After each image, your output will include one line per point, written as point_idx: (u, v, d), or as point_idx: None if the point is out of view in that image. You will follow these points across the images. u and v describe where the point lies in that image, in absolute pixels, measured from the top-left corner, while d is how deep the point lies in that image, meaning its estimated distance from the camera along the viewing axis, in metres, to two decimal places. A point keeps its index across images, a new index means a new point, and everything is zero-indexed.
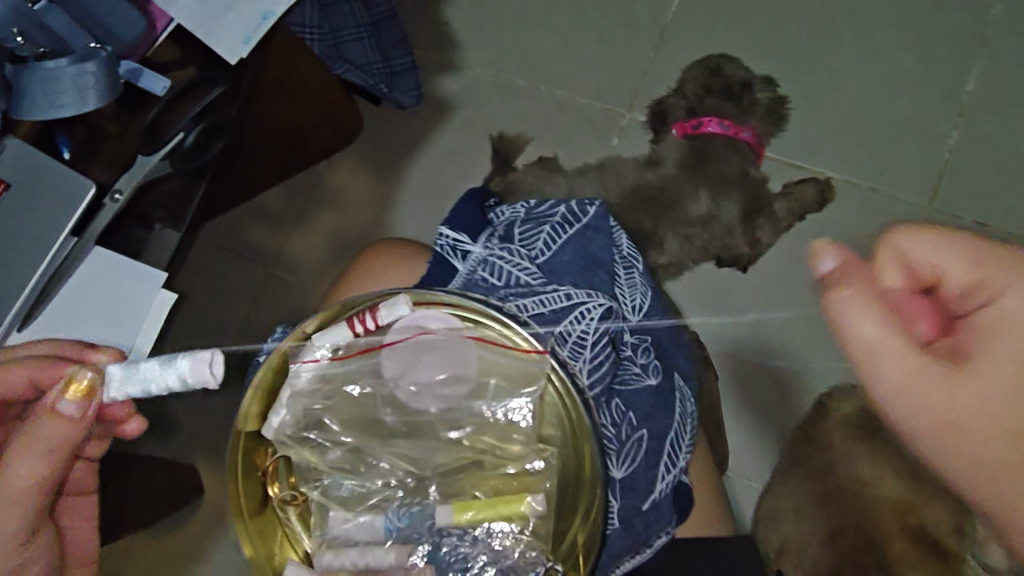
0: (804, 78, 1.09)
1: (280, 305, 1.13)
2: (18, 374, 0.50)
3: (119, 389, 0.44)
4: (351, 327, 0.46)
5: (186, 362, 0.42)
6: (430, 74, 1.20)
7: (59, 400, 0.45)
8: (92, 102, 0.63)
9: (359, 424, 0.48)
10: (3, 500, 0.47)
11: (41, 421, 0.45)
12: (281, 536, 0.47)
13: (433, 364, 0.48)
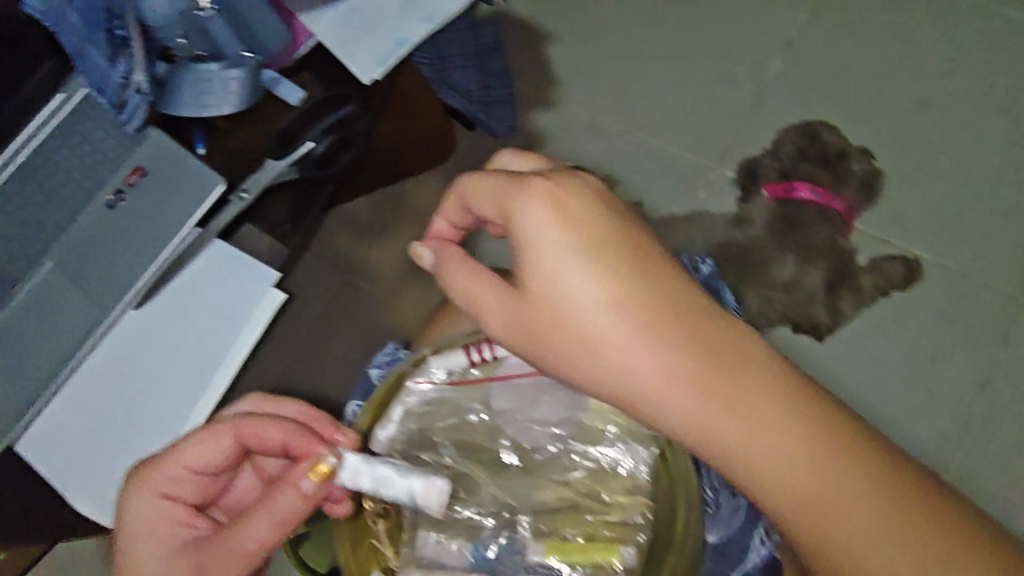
0: (902, 154, 1.08)
1: (354, 312, 1.17)
2: (272, 434, 0.54)
3: (349, 479, 0.51)
4: (471, 357, 0.60)
5: (421, 482, 0.51)
6: (525, 106, 1.23)
7: (303, 477, 0.50)
8: (233, 105, 0.68)
9: (469, 450, 0.59)
10: (223, 554, 0.52)
11: (284, 492, 0.50)
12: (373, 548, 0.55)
13: (528, 392, 0.60)
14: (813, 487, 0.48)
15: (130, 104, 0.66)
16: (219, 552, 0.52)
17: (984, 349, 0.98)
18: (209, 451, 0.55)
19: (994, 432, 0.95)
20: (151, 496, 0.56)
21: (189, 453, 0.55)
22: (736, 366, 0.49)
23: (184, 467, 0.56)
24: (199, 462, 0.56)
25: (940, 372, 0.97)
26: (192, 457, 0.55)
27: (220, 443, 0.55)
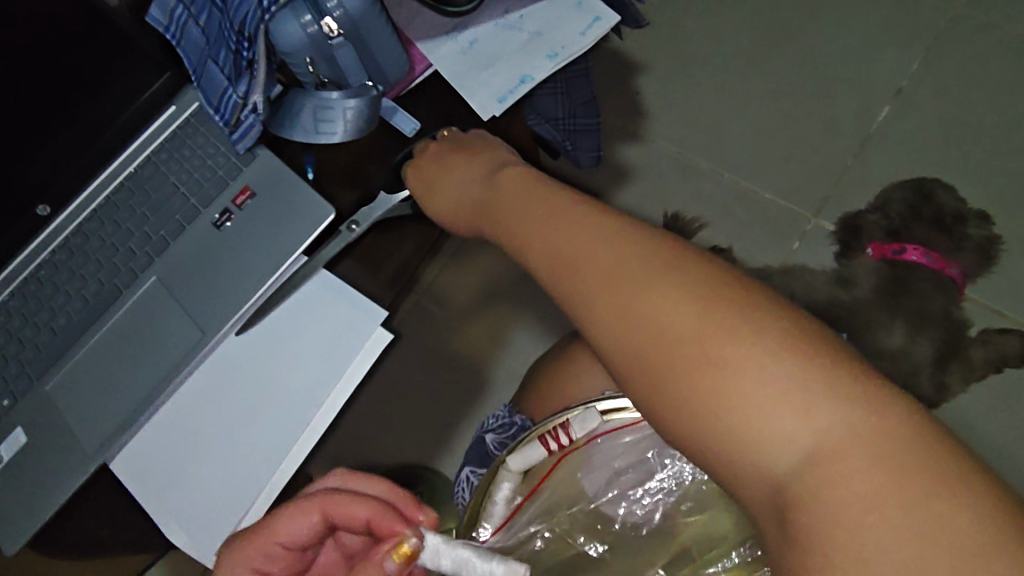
0: (1019, 220, 1.01)
1: (425, 336, 1.15)
2: (358, 511, 0.43)
3: (432, 561, 0.41)
4: (545, 444, 0.48)
5: (505, 565, 0.40)
6: (613, 138, 1.20)
7: (385, 558, 0.40)
8: (346, 135, 0.67)
9: (564, 559, 0.47)
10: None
11: (365, 573, 0.40)
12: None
13: (627, 476, 0.49)
14: (839, 478, 0.34)
15: (245, 122, 0.68)
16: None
17: None
18: (296, 530, 0.44)
19: None
20: (240, 573, 0.45)
21: (278, 527, 0.44)
22: (717, 329, 0.39)
23: (275, 544, 0.44)
24: (290, 538, 0.44)
25: None
26: (281, 532, 0.44)
27: (308, 518, 0.44)
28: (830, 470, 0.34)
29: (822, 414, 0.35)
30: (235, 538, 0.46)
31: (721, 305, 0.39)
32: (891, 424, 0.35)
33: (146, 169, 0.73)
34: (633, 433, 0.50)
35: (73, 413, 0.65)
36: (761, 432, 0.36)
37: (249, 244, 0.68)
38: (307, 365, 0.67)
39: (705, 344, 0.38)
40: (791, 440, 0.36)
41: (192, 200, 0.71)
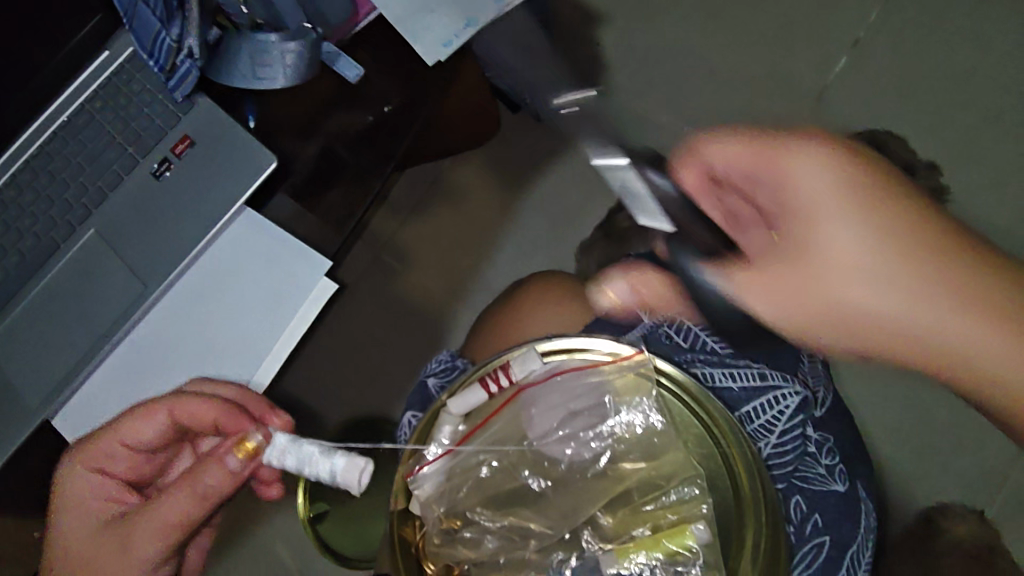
0: (968, 171, 1.03)
1: (386, 291, 1.15)
2: (203, 413, 0.52)
3: (278, 458, 0.48)
4: (485, 387, 0.46)
5: (342, 459, 0.47)
6: (573, 91, 1.18)
7: (229, 454, 0.49)
8: (287, 79, 0.65)
9: (503, 496, 0.48)
10: (153, 537, 0.49)
11: (212, 466, 0.49)
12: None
13: (572, 418, 0.48)
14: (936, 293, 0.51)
15: (181, 69, 0.64)
16: (144, 533, 0.49)
17: None
18: (144, 431, 0.53)
19: None
20: (82, 470, 0.53)
21: (124, 429, 0.53)
22: (814, 216, 0.54)
23: (119, 443, 0.54)
24: (132, 437, 0.53)
25: None
26: (125, 431, 0.53)
27: (153, 418, 0.53)
28: (918, 309, 0.51)
29: (892, 252, 0.51)
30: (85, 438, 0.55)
31: (823, 190, 0.53)
32: (931, 240, 0.52)
33: (79, 118, 0.68)
34: (584, 376, 0.48)
35: (13, 371, 0.64)
36: (846, 269, 0.52)
37: (189, 195, 0.67)
38: (246, 314, 0.67)
39: (786, 237, 0.55)
40: (883, 305, 0.52)
41: (129, 150, 0.69)
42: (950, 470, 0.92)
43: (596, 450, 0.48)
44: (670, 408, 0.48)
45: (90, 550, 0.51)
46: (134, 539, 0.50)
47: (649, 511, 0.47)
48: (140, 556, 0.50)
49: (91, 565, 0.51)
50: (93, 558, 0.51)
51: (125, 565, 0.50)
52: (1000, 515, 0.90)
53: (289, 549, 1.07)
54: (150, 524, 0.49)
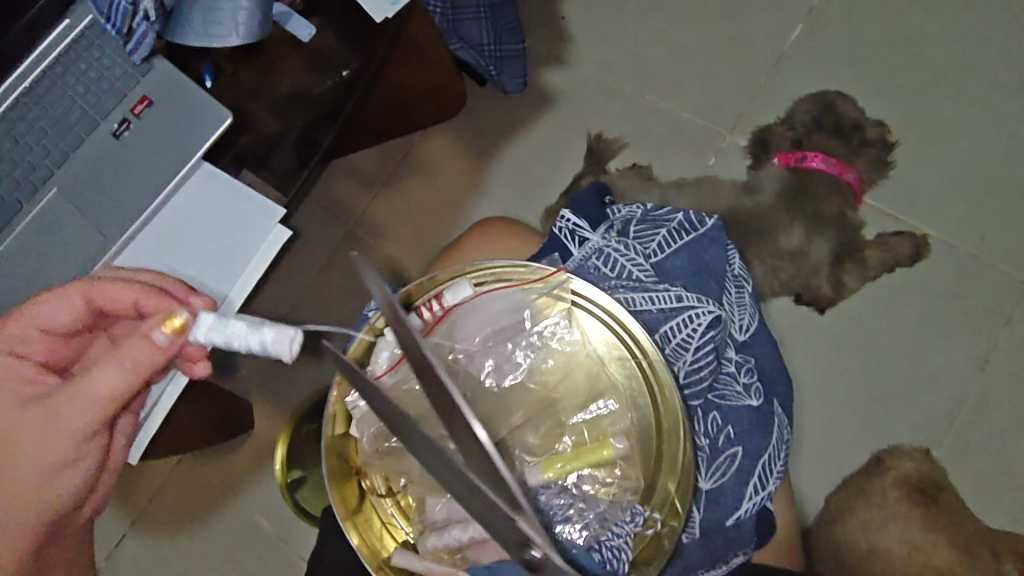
0: (916, 130, 1.06)
1: (355, 264, 1.15)
2: (124, 295, 0.54)
3: (207, 338, 0.47)
4: (420, 314, 0.49)
5: (271, 331, 0.45)
6: (537, 63, 1.19)
7: (155, 329, 0.47)
8: (239, 37, 0.67)
9: (436, 413, 0.50)
10: (78, 410, 0.49)
11: (135, 341, 0.47)
12: (381, 525, 0.50)
13: (497, 334, 0.50)
14: None
15: (139, 32, 0.66)
16: (66, 405, 0.49)
17: (985, 329, 0.98)
18: (64, 312, 0.54)
19: (990, 412, 0.95)
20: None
21: (42, 311, 0.53)
22: None
23: (36, 325, 0.54)
24: (53, 321, 0.54)
25: (939, 348, 0.98)
26: (45, 312, 0.53)
27: (74, 299, 0.54)
28: None
29: None
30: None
31: None
32: None
33: (42, 84, 0.67)
34: (509, 296, 0.49)
35: None
36: None
37: (148, 154, 0.69)
38: (205, 256, 0.71)
39: None
40: None
41: (90, 112, 0.69)
42: (898, 417, 0.96)
43: (521, 364, 0.50)
44: (580, 323, 0.49)
45: (8, 425, 0.50)
46: (59, 411, 0.49)
47: (572, 425, 0.49)
48: (64, 426, 0.49)
49: (11, 439, 0.50)
50: (13, 433, 0.50)
51: (48, 438, 0.49)
52: (945, 456, 0.94)
53: (266, 516, 1.09)
54: (72, 399, 0.49)
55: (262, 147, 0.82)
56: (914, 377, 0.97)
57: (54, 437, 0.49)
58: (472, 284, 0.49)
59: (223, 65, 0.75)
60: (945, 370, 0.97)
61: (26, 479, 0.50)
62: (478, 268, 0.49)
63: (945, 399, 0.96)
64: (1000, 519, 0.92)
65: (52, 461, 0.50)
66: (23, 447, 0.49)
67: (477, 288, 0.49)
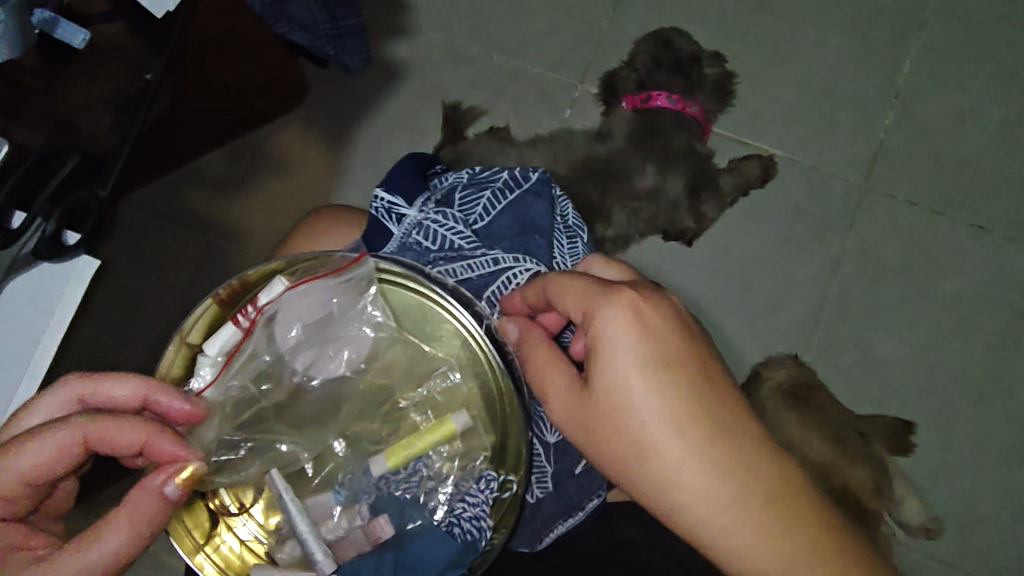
0: (752, 54, 1.08)
1: (219, 276, 1.07)
2: (126, 437, 0.44)
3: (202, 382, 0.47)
4: (237, 321, 0.46)
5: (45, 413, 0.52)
6: (378, 37, 1.14)
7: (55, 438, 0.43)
8: (3, 52, 0.58)
9: (265, 428, 0.48)
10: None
11: (36, 443, 0.43)
12: (240, 546, 0.47)
13: (318, 330, 0.48)
14: None
15: None
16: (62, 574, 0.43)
17: (834, 235, 1.03)
18: (47, 417, 0.47)
19: (845, 309, 1.01)
20: None
21: (146, 518, 0.43)
22: None
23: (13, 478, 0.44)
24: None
25: (796, 262, 1.03)
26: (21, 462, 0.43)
27: (65, 450, 0.44)
28: None
29: None
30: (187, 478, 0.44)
31: None
32: None
33: None
34: (323, 288, 0.47)
35: None
36: None
37: None
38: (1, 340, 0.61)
39: None
40: None
41: None
42: (769, 330, 1.01)
43: (348, 357, 0.48)
44: (405, 305, 0.49)
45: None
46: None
47: (409, 404, 0.49)
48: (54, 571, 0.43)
49: None
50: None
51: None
52: (814, 359, 1.00)
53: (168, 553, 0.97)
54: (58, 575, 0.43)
55: (40, 178, 0.61)
56: (778, 291, 1.02)
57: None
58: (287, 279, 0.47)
59: (26, 81, 0.64)
60: (805, 280, 1.02)
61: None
62: (288, 262, 0.47)
63: (808, 307, 1.01)
64: (865, 407, 0.98)
65: None
66: None
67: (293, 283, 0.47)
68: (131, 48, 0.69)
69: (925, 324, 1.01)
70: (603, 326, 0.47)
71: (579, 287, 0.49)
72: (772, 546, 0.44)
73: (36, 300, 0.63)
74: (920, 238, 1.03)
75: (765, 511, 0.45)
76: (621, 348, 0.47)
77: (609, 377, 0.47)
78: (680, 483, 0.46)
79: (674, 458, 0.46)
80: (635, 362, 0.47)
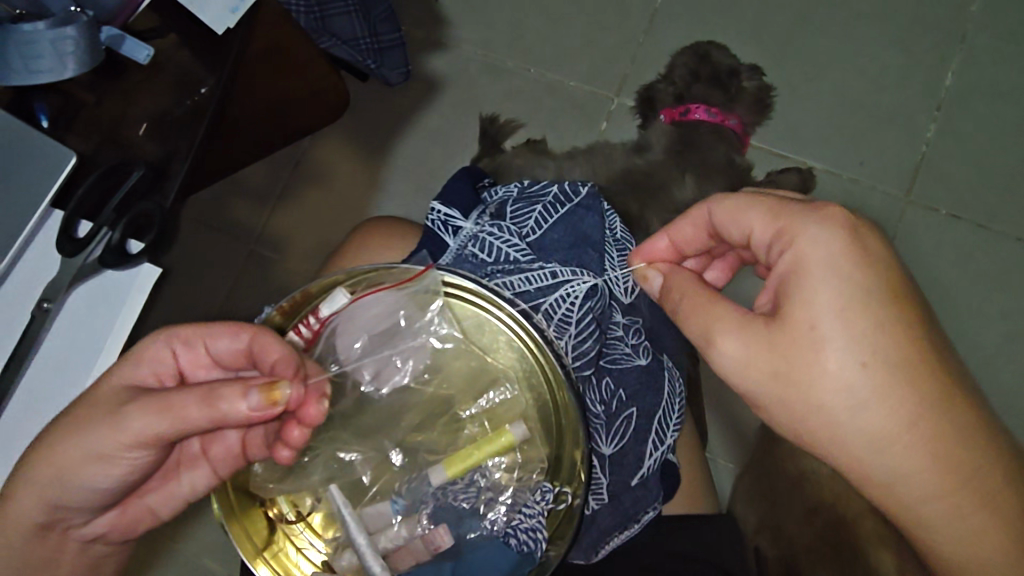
0: (790, 68, 1.08)
1: (262, 284, 1.09)
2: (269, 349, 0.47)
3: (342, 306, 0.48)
4: (298, 332, 0.49)
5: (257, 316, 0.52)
6: (417, 51, 1.16)
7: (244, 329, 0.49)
8: (71, 69, 0.60)
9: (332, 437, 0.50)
10: (146, 419, 0.46)
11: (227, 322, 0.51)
12: (296, 553, 0.48)
13: (377, 340, 0.49)
14: None
15: None
16: (149, 406, 0.46)
17: None
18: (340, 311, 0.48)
19: None
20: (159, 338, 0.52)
21: (219, 398, 0.43)
22: None
23: (202, 345, 0.51)
24: (184, 349, 0.52)
25: None
26: (212, 335, 0.50)
27: (234, 337, 0.49)
28: None
29: None
30: (269, 393, 0.42)
31: None
32: None
33: None
34: (385, 300, 0.49)
35: None
36: None
37: None
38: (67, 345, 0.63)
39: None
40: None
41: None
42: None
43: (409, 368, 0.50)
44: (463, 318, 0.50)
45: (103, 398, 0.49)
46: (124, 418, 0.46)
47: (470, 415, 0.50)
48: (128, 422, 0.46)
49: (90, 408, 0.48)
50: (94, 401, 0.49)
51: (106, 425, 0.47)
52: None
53: (212, 556, 0.99)
54: (143, 408, 0.46)
55: (106, 191, 0.65)
56: None
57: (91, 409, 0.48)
58: (347, 290, 0.48)
59: (81, 95, 0.68)
60: None
61: (70, 457, 0.48)
62: (350, 274, 0.48)
63: None
64: None
65: (110, 435, 0.47)
66: (85, 419, 0.48)
67: (353, 294, 0.48)
68: (180, 59, 0.72)
69: (972, 340, 0.99)
70: (813, 253, 0.51)
71: (757, 216, 0.54)
72: (943, 479, 0.50)
73: (99, 306, 0.64)
74: (965, 251, 1.01)
75: (944, 451, 0.50)
76: (828, 271, 0.50)
77: (808, 316, 0.50)
78: (862, 426, 0.50)
79: (865, 400, 0.50)
80: (836, 299, 0.49)
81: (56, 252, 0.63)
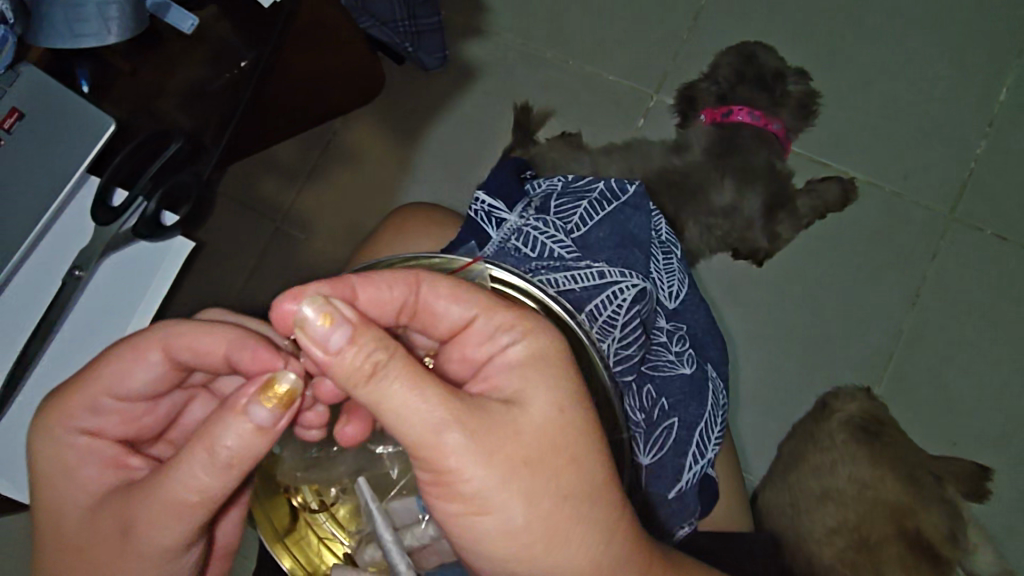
0: (838, 74, 1.05)
1: (286, 262, 1.09)
2: (212, 344, 0.45)
3: None
4: None
5: None
6: (456, 37, 1.14)
7: (195, 336, 0.45)
8: (115, 34, 0.59)
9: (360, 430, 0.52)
10: (166, 522, 0.41)
11: (121, 355, 0.45)
12: (319, 542, 0.48)
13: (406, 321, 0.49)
14: None
15: None
16: (150, 512, 0.41)
17: (916, 265, 0.99)
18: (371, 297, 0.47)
19: (923, 343, 0.97)
20: (61, 434, 0.45)
21: (217, 442, 0.38)
22: None
23: (109, 399, 0.46)
24: (95, 419, 0.46)
25: (872, 292, 0.99)
26: (114, 379, 0.45)
27: (147, 357, 0.45)
28: None
29: None
30: (278, 399, 0.38)
31: None
32: None
33: None
34: None
35: None
36: None
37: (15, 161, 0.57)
38: (100, 312, 0.63)
39: None
40: None
41: None
42: (840, 360, 0.98)
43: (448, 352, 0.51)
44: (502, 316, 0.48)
45: (89, 532, 0.44)
46: (142, 530, 0.41)
47: None
48: (151, 533, 0.41)
49: (88, 544, 0.44)
50: (87, 539, 0.44)
51: (127, 551, 0.42)
52: (886, 392, 0.96)
53: None
54: (148, 509, 0.41)
55: (142, 161, 0.65)
56: (853, 321, 0.99)
57: (101, 541, 0.43)
58: None
59: (118, 64, 0.67)
60: (882, 310, 0.99)
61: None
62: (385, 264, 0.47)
63: (882, 339, 0.98)
64: (938, 446, 0.94)
65: (146, 550, 0.42)
66: (105, 560, 0.43)
67: None
68: (220, 32, 0.71)
69: (1011, 365, 0.96)
70: (535, 398, 0.42)
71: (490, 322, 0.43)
72: None
73: (133, 275, 0.64)
74: (1009, 274, 0.98)
75: None
76: (555, 428, 0.42)
77: (534, 480, 0.41)
78: None
79: None
80: (553, 469, 0.42)
81: (90, 221, 0.63)
